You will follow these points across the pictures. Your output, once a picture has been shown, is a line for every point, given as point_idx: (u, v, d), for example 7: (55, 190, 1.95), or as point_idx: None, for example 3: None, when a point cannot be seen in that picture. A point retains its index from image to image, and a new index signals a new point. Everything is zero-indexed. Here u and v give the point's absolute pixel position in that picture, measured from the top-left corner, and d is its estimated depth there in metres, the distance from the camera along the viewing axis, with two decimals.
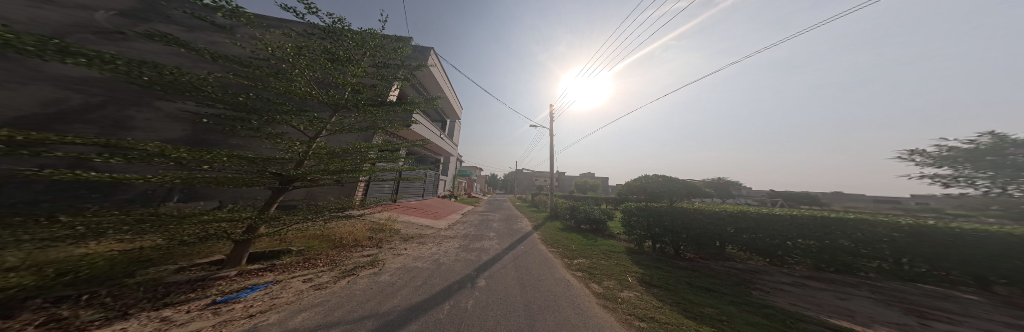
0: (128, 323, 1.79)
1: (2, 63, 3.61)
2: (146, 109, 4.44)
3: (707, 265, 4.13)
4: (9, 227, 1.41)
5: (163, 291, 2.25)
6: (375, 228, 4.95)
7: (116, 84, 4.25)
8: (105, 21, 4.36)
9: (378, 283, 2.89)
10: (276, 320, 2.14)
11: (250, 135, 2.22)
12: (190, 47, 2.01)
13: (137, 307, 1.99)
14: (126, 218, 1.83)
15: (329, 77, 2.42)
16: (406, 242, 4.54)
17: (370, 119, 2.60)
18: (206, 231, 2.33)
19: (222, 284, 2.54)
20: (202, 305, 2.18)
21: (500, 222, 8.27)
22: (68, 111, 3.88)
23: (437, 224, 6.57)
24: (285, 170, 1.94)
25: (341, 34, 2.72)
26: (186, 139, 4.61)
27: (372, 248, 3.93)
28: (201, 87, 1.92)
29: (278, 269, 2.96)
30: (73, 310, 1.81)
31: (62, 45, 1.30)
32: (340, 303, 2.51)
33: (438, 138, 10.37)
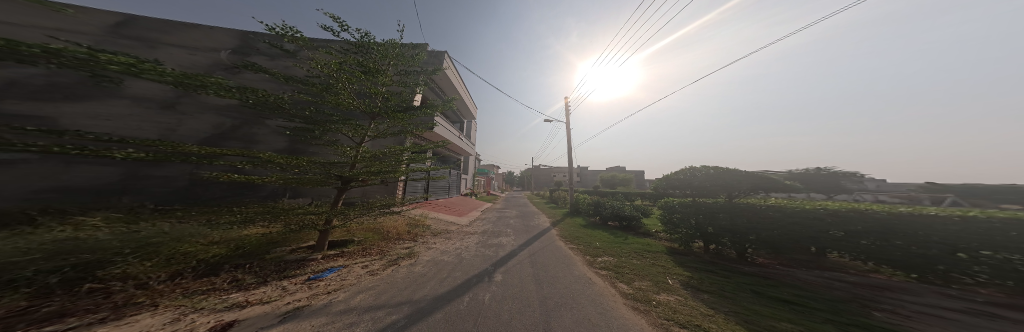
0: (267, 287, 2.60)
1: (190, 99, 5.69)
2: (260, 126, 6.26)
3: (789, 273, 3.16)
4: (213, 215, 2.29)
5: (284, 266, 3.14)
6: (411, 223, 5.68)
7: (242, 110, 6.10)
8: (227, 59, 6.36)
9: (409, 272, 3.28)
10: (344, 299, 2.70)
11: (317, 142, 2.93)
12: (271, 73, 2.81)
13: (267, 276, 2.82)
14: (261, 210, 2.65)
15: (365, 87, 3.01)
16: (436, 237, 5.03)
17: (399, 124, 3.14)
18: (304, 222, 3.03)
19: (315, 264, 3.34)
20: (303, 279, 2.94)
21: (518, 219, 8.30)
22: (225, 131, 5.94)
23: (461, 221, 7.08)
24: (342, 169, 2.52)
25: (369, 47, 3.32)
26: (285, 148, 6.34)
27: (410, 241, 4.49)
28: (281, 105, 2.67)
29: (346, 256, 3.68)
30: (243, 273, 2.76)
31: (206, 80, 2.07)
32: (385, 289, 2.96)
33: (454, 140, 11.09)
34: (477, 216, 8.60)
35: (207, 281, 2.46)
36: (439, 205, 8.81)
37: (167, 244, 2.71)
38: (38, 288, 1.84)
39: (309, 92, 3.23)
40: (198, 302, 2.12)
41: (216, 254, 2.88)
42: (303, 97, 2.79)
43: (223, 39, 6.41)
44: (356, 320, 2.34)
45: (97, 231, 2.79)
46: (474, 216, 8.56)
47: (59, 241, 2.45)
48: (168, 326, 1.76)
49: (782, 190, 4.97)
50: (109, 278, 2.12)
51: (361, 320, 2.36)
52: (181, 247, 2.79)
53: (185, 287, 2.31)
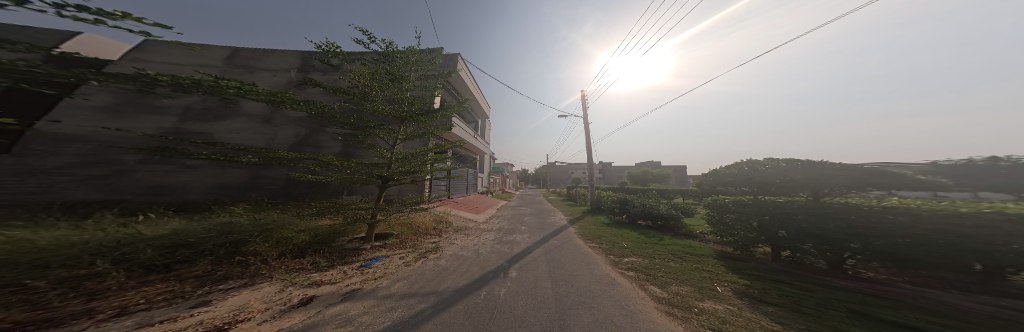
0: (333, 271, 3.36)
1: (277, 115, 7.27)
2: (320, 132, 7.55)
3: (920, 296, 2.25)
4: (305, 212, 3.18)
5: (343, 254, 3.93)
6: (436, 219, 6.16)
7: (306, 119, 7.46)
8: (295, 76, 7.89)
9: (434, 264, 3.57)
10: (387, 285, 3.13)
11: (360, 145, 3.53)
12: (321, 86, 3.47)
13: (333, 264, 3.56)
14: (326, 206, 3.34)
15: (393, 93, 3.55)
16: (457, 232, 5.37)
17: (423, 126, 3.61)
18: (353, 216, 3.50)
19: (365, 253, 3.97)
20: (356, 266, 3.55)
21: (533, 216, 8.25)
22: (298, 139, 7.43)
23: (479, 218, 7.34)
24: (383, 170, 3.04)
25: (393, 56, 3.86)
26: (340, 152, 7.72)
27: (436, 236, 4.87)
28: (333, 115, 3.30)
29: (388, 247, 4.23)
30: (318, 258, 3.71)
31: (282, 96, 2.70)
32: (416, 279, 3.27)
33: (471, 139, 11.87)
34: (494, 214, 8.82)
35: (298, 262, 3.51)
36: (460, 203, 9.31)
37: (276, 230, 3.92)
38: (216, 256, 3.43)
39: (349, 100, 3.88)
40: (292, 278, 3.10)
41: (303, 240, 4.00)
42: (348, 107, 3.41)
43: (290, 59, 8.01)
44: (396, 304, 2.70)
45: (244, 215, 4.38)
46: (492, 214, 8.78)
47: (226, 222, 4.05)
48: (277, 293, 2.77)
49: (922, 189, 3.16)
50: (247, 253, 3.51)
51: (401, 306, 2.69)
52: (283, 232, 3.93)
53: (285, 265, 3.41)
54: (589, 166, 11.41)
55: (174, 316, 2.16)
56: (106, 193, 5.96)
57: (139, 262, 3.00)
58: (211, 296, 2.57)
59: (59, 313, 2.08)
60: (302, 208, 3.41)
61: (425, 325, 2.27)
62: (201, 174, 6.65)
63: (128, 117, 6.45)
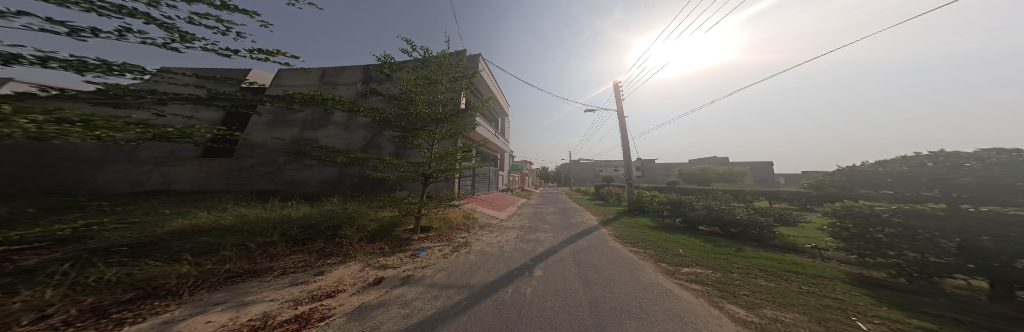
0: (393, 257, 3.96)
1: (355, 123, 9.32)
2: (379, 134, 9.20)
3: None
4: (377, 204, 3.98)
5: (401, 243, 4.62)
6: (465, 215, 6.80)
7: (371, 125, 9.27)
8: (362, 88, 9.75)
9: (466, 259, 3.85)
10: (431, 275, 3.50)
11: (409, 144, 4.22)
12: (378, 92, 4.25)
13: (392, 251, 4.23)
14: (388, 202, 4.07)
15: (430, 95, 4.19)
16: (483, 228, 6.13)
17: (455, 125, 4.16)
18: (405, 209, 4.11)
19: (415, 243, 4.62)
20: (409, 255, 4.09)
21: (556, 217, 8.98)
22: (365, 141, 9.21)
23: (503, 219, 7.63)
24: (427, 169, 3.51)
25: (429, 60, 4.47)
26: (394, 150, 9.25)
27: (467, 232, 5.49)
28: (388, 119, 4.08)
29: (432, 239, 4.79)
30: (385, 245, 4.50)
31: (353, 105, 3.48)
32: (453, 270, 3.61)
33: (493, 138, 13.03)
34: (517, 215, 8.91)
35: (371, 247, 4.34)
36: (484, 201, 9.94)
37: (358, 218, 4.98)
38: (327, 235, 4.67)
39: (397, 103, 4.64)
40: (368, 260, 3.82)
41: (373, 228, 4.94)
42: (399, 112, 4.16)
43: (357, 74, 9.91)
44: (439, 293, 3.06)
45: (339, 204, 5.82)
46: (515, 215, 8.91)
47: (330, 209, 5.46)
48: (358, 271, 3.49)
49: None
50: (342, 235, 4.62)
51: (439, 295, 3.06)
52: (361, 220, 4.97)
53: (363, 248, 4.26)
54: (627, 164, 11.82)
55: (306, 280, 3.10)
56: (272, 183, 9.12)
57: (291, 236, 4.44)
58: (324, 267, 3.50)
59: (259, 267, 3.41)
60: (373, 200, 4.22)
61: (461, 317, 2.51)
62: (311, 171, 9.11)
63: (278, 129, 9.47)
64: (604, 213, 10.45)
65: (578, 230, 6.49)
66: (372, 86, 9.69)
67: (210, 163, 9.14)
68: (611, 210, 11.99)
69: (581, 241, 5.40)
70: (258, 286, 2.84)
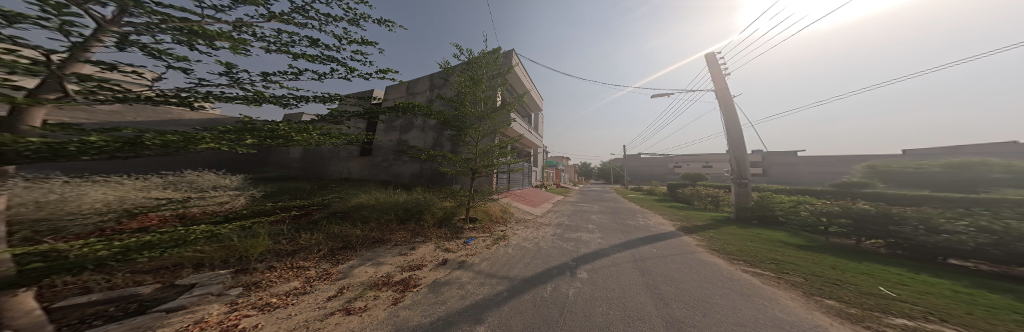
0: (453, 243, 4.62)
1: (425, 126, 11.62)
2: (441, 132, 11.15)
3: None
4: (448, 195, 4.80)
5: (459, 231, 5.32)
6: (503, 208, 7.27)
7: (435, 126, 11.29)
8: (429, 95, 11.97)
9: (505, 252, 4.25)
10: (478, 263, 3.88)
11: (463, 139, 5.03)
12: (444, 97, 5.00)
13: (452, 237, 4.97)
14: (456, 195, 4.86)
15: (475, 95, 4.97)
16: (518, 222, 6.43)
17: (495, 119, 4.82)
18: (460, 201, 4.86)
19: (467, 232, 5.24)
20: (462, 242, 4.67)
21: (598, 216, 8.19)
22: (432, 140, 11.32)
23: (541, 217, 7.57)
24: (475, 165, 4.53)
25: (472, 61, 5.24)
26: (449, 147, 10.91)
27: (504, 226, 5.90)
28: (449, 121, 5.00)
29: (477, 230, 5.34)
30: (450, 231, 5.29)
31: (426, 110, 4.44)
32: (498, 261, 3.91)
33: (525, 132, 13.83)
34: (555, 213, 8.53)
35: (440, 232, 5.22)
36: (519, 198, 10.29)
37: (431, 204, 5.93)
38: (415, 218, 5.77)
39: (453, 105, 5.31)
40: (437, 243, 4.63)
41: (444, 215, 5.88)
42: (457, 114, 4.99)
43: (425, 84, 12.25)
44: (484, 281, 3.38)
45: (417, 193, 7.34)
46: (551, 213, 8.72)
47: (414, 195, 6.88)
48: (433, 251, 4.26)
49: None
50: (421, 219, 5.77)
51: (485, 282, 3.37)
52: (437, 208, 5.90)
53: (436, 233, 5.17)
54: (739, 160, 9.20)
55: (404, 252, 4.15)
56: (378, 174, 12.63)
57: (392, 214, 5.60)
58: (412, 244, 4.54)
59: (380, 236, 4.83)
60: (447, 192, 5.05)
61: (502, 308, 2.73)
62: (399, 164, 11.97)
63: (381, 134, 13.05)
64: (686, 219, 8.20)
65: (621, 233, 5.68)
66: (434, 92, 11.77)
67: (353, 161, 13.44)
68: (705, 216, 9.13)
69: (625, 244, 4.72)
70: (379, 252, 4.13)
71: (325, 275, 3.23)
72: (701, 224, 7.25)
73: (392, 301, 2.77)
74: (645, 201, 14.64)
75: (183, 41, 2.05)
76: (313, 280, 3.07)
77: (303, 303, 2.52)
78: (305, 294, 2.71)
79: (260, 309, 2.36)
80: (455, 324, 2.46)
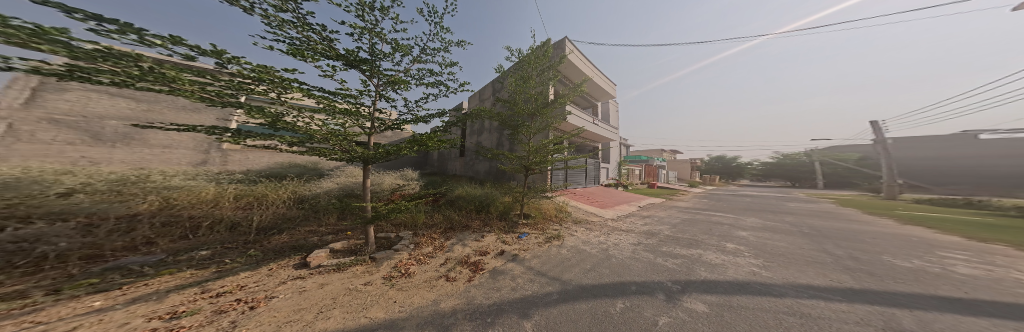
0: (506, 236, 4.87)
1: (490, 129, 12.92)
2: (502, 132, 12.05)
3: None
4: (513, 193, 5.09)
5: (514, 225, 5.56)
6: (560, 208, 6.89)
7: (496, 128, 12.33)
8: (489, 101, 13.27)
9: (561, 254, 4.16)
10: (529, 259, 3.95)
11: (517, 138, 5.47)
12: (508, 100, 5.38)
13: (508, 230, 5.26)
14: (519, 193, 5.02)
15: (526, 91, 5.20)
16: (577, 224, 5.94)
17: (545, 117, 5.27)
18: (514, 197, 5.08)
19: (524, 227, 5.35)
20: (514, 237, 4.83)
21: (687, 227, 6.36)
22: (495, 141, 12.40)
23: (615, 223, 6.56)
24: (528, 162, 5.08)
25: (521, 61, 5.56)
26: (507, 146, 11.56)
27: (559, 225, 5.69)
28: (508, 123, 5.43)
29: (531, 227, 5.40)
30: (516, 225, 5.53)
31: (493, 115, 4.97)
32: (551, 259, 3.88)
33: (585, 125, 12.80)
34: (639, 221, 7.05)
35: (503, 225, 5.55)
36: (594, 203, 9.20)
37: (494, 198, 6.42)
38: (483, 207, 6.25)
39: (509, 106, 5.69)
40: (498, 234, 4.96)
41: (504, 209, 6.18)
42: (516, 117, 5.38)
43: (487, 91, 13.67)
44: (534, 278, 3.40)
45: (486, 187, 8.01)
46: (633, 219, 7.26)
47: (487, 189, 7.52)
48: (500, 241, 4.63)
49: None
50: (485, 208, 6.22)
51: (543, 281, 3.33)
52: (502, 202, 6.35)
53: (500, 224, 5.57)
54: None
55: (476, 238, 4.73)
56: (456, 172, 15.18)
57: (464, 203, 6.22)
58: (483, 231, 5.14)
59: (465, 222, 5.54)
60: (509, 189, 5.28)
61: (550, 309, 2.65)
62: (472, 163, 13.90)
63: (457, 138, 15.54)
64: (880, 244, 4.85)
65: (720, 252, 4.19)
66: (493, 97, 12.92)
67: (454, 161, 15.87)
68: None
69: (723, 268, 3.45)
70: (467, 234, 4.92)
71: (440, 246, 4.22)
72: (921, 256, 4.09)
73: (466, 280, 3.30)
74: (940, 224, 7.38)
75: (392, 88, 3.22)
76: (437, 249, 4.12)
77: (432, 262, 3.62)
78: (430, 259, 3.72)
79: (418, 261, 3.66)
80: (502, 315, 2.63)
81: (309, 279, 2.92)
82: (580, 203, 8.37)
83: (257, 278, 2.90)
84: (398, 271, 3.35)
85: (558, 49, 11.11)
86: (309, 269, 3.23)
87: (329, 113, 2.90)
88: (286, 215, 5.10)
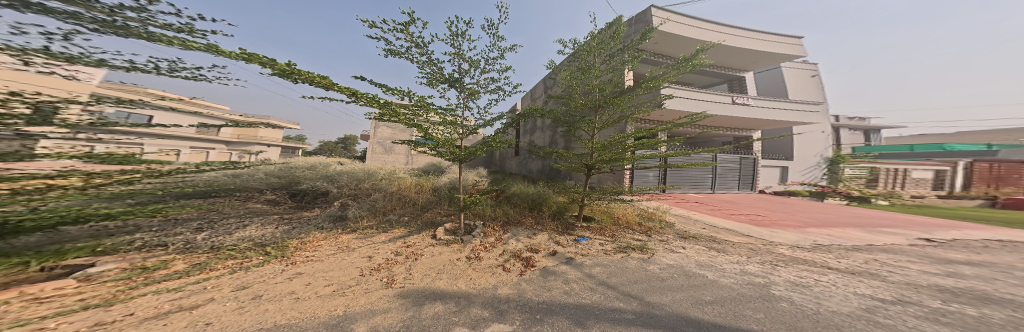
0: (563, 237, 4.51)
1: (545, 127, 12.39)
2: (557, 130, 11.40)
3: None
4: (567, 192, 4.71)
5: (570, 226, 5.05)
6: (645, 215, 5.49)
7: (550, 126, 11.80)
8: (543, 97, 12.87)
9: (655, 276, 3.26)
10: (591, 266, 3.50)
11: (574, 135, 5.35)
12: (567, 96, 5.28)
13: (563, 231, 4.83)
14: (576, 195, 4.54)
15: (586, 83, 4.95)
16: (682, 239, 4.24)
17: (618, 107, 4.80)
18: (570, 197, 4.66)
19: (587, 231, 4.73)
20: (571, 239, 4.38)
21: (988, 291, 3.03)
22: (550, 140, 11.81)
23: (786, 252, 3.97)
24: (589, 160, 4.87)
25: (581, 53, 5.40)
26: (562, 143, 10.82)
27: (642, 235, 4.44)
28: (569, 121, 5.31)
29: (596, 231, 4.70)
30: (579, 226, 4.98)
31: (552, 113, 5.13)
32: (619, 274, 3.29)
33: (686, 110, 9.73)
34: (873, 266, 3.70)
35: (561, 225, 5.14)
36: (744, 219, 5.90)
37: (547, 198, 6.14)
38: (537, 206, 6.10)
39: (564, 101, 5.45)
40: (552, 234, 4.70)
41: (562, 208, 5.79)
42: (575, 111, 5.12)
43: (539, 88, 13.37)
44: (594, 288, 2.99)
45: (540, 185, 7.70)
46: (840, 255, 4.07)
47: (541, 187, 7.28)
48: (558, 241, 4.38)
49: None
50: (539, 206, 6.06)
51: (618, 297, 2.80)
52: (558, 202, 6.03)
53: (555, 224, 5.25)
54: None
55: (528, 235, 4.71)
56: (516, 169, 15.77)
57: (522, 199, 6.32)
58: (537, 229, 5.03)
59: (518, 217, 5.65)
60: (563, 188, 4.90)
61: (616, 327, 2.24)
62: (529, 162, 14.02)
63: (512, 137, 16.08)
64: None
65: None
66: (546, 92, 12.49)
67: (511, 160, 16.38)
68: None
69: None
70: (522, 230, 5.00)
71: (499, 238, 4.60)
72: None
73: (518, 273, 3.43)
74: None
75: (473, 94, 3.51)
76: (490, 243, 4.43)
77: (495, 251, 4.06)
78: (492, 248, 4.18)
79: (486, 248, 4.23)
80: (553, 315, 2.51)
81: (437, 247, 4.37)
82: (704, 217, 5.86)
83: (417, 240, 4.69)
84: (475, 253, 4.06)
85: (641, 22, 9.32)
86: (437, 240, 4.65)
87: (445, 124, 3.78)
88: (429, 200, 6.74)
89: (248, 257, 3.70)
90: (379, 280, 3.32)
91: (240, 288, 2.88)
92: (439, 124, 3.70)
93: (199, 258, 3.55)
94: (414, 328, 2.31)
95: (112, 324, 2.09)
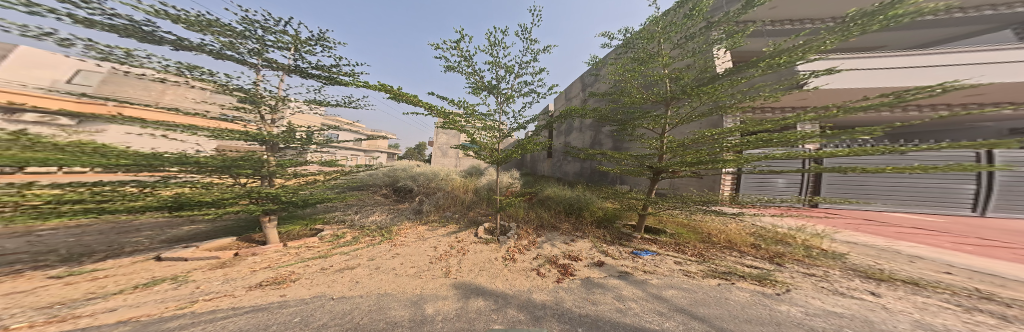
0: (618, 247, 3.65)
1: (584, 126, 10.99)
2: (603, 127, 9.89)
3: None
4: (619, 198, 3.82)
5: (625, 236, 4.05)
6: (767, 237, 3.60)
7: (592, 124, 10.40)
8: (580, 95, 11.67)
9: (796, 320, 1.83)
10: (658, 285, 2.57)
11: (631, 134, 4.51)
12: (621, 92, 4.64)
13: (613, 241, 3.93)
14: (634, 203, 3.61)
15: (652, 73, 4.17)
16: (863, 282, 2.36)
17: (711, 97, 3.59)
18: (626, 204, 3.76)
19: (656, 245, 3.66)
20: (628, 251, 3.47)
21: None
22: (592, 140, 10.36)
23: None
24: (655, 162, 3.84)
25: (640, 43, 4.71)
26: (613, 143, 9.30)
27: (761, 261, 2.90)
28: (623, 120, 4.55)
29: (666, 246, 3.56)
30: (642, 237, 3.91)
31: (593, 109, 4.58)
32: (711, 303, 2.18)
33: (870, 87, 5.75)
34: None
35: (614, 234, 4.19)
36: None
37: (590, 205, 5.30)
38: (576, 213, 5.34)
39: (614, 95, 4.78)
40: (596, 243, 3.92)
41: (613, 216, 4.80)
42: (636, 109, 4.29)
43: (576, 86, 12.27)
44: (662, 311, 2.13)
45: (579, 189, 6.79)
46: None
47: (582, 191, 6.39)
48: (610, 250, 3.59)
49: None
50: (580, 212, 5.31)
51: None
52: (608, 211, 5.09)
53: (600, 232, 4.37)
54: None
55: (567, 241, 4.14)
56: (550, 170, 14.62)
57: (557, 203, 5.78)
58: (576, 235, 4.35)
59: (553, 222, 5.15)
60: (615, 194, 4.04)
61: None
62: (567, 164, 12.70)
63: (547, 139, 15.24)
64: None
65: None
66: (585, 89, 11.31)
67: (543, 163, 14.49)
68: None
69: None
70: (559, 235, 4.48)
71: (533, 241, 4.34)
72: None
73: (554, 280, 3.02)
74: None
75: (511, 97, 3.91)
76: (523, 246, 4.25)
77: (529, 255, 3.84)
78: (526, 251, 4.00)
79: (520, 250, 4.09)
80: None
81: (480, 245, 4.67)
82: (935, 257, 2.96)
83: (466, 236, 5.26)
84: (509, 254, 4.01)
85: None
86: (478, 238, 5.00)
87: (487, 131, 4.39)
88: (473, 201, 7.50)
89: (372, 238, 5.45)
90: (441, 270, 3.82)
91: (371, 259, 4.25)
92: (481, 129, 4.33)
93: (355, 233, 5.63)
94: (463, 318, 2.42)
95: (327, 269, 3.66)
